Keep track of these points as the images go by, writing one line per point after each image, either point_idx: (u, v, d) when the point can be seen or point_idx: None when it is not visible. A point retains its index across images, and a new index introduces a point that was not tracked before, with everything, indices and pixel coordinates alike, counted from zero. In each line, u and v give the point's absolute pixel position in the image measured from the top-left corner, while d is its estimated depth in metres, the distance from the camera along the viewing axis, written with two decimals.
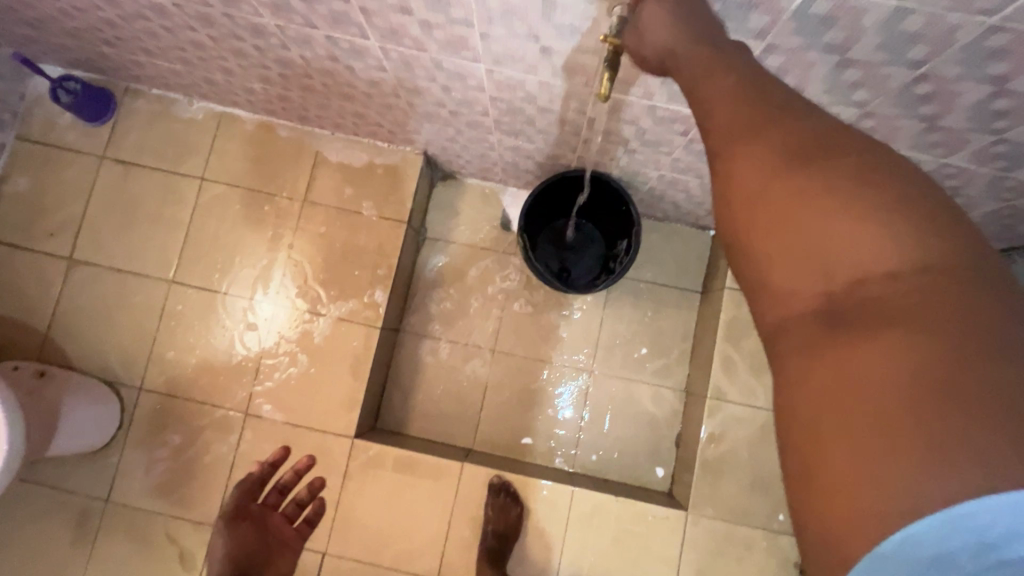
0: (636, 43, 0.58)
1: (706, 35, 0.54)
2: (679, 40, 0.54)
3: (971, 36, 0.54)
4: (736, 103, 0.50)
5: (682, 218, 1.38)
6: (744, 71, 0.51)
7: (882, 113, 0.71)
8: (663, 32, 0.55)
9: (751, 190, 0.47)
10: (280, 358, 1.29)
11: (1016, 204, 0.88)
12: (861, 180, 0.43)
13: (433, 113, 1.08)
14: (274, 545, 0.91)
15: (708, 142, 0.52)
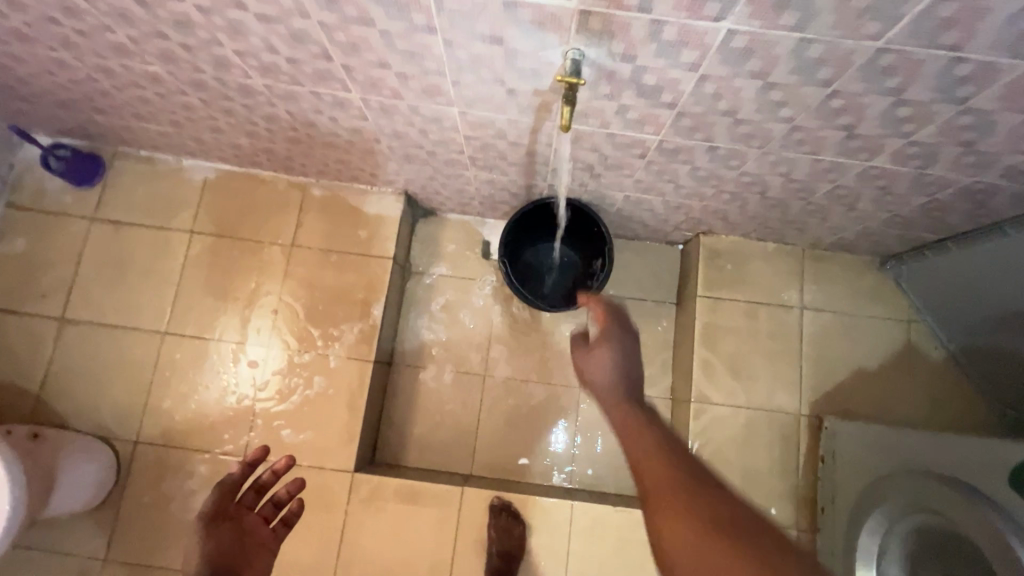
0: (584, 376, 0.74)
1: (638, 400, 0.68)
2: (615, 391, 0.70)
3: (865, 58, 0.65)
4: (662, 465, 0.57)
5: (651, 235, 1.48)
6: (665, 433, 0.61)
7: (808, 126, 0.81)
8: (603, 380, 0.71)
9: (681, 542, 0.50)
10: (275, 399, 1.32)
11: (939, 197, 1.00)
12: (770, 545, 0.47)
13: (412, 154, 1.16)
14: (250, 546, 0.79)
15: (640, 484, 0.57)
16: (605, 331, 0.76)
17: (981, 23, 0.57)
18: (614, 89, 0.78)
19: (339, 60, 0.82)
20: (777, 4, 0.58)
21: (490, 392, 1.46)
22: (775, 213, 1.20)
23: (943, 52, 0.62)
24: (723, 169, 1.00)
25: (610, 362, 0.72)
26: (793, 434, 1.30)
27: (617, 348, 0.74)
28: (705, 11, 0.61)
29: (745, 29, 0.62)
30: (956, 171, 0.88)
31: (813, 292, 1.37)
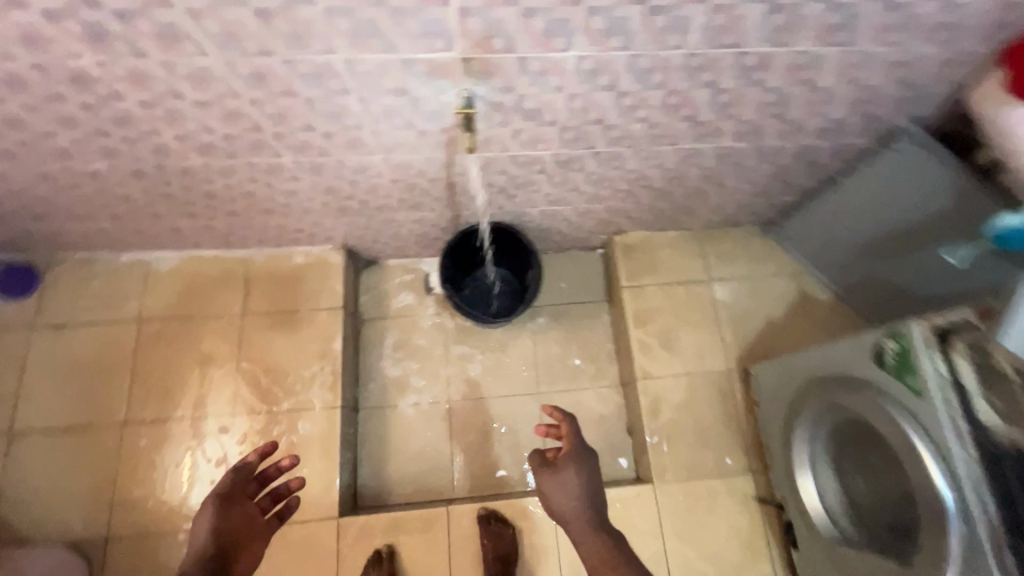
0: (550, 491, 1.01)
1: (594, 512, 0.97)
2: (578, 509, 0.98)
3: (680, 62, 0.86)
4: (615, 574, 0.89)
5: (572, 244, 1.66)
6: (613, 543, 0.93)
7: (661, 122, 1.03)
8: (568, 500, 0.99)
9: None
10: None
11: (781, 163, 1.24)
12: None
13: (346, 207, 1.29)
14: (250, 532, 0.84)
15: None
16: (564, 440, 1.05)
17: (746, 25, 0.80)
18: (504, 116, 0.96)
19: (269, 130, 0.96)
20: (605, 32, 0.78)
21: (458, 415, 1.55)
22: (666, 203, 1.42)
23: (731, 49, 0.85)
24: (611, 170, 1.20)
25: (571, 488, 0.99)
26: (728, 388, 1.47)
27: (579, 479, 1.00)
28: (555, 44, 0.80)
29: (588, 53, 0.82)
30: (782, 138, 1.13)
31: (716, 265, 1.59)
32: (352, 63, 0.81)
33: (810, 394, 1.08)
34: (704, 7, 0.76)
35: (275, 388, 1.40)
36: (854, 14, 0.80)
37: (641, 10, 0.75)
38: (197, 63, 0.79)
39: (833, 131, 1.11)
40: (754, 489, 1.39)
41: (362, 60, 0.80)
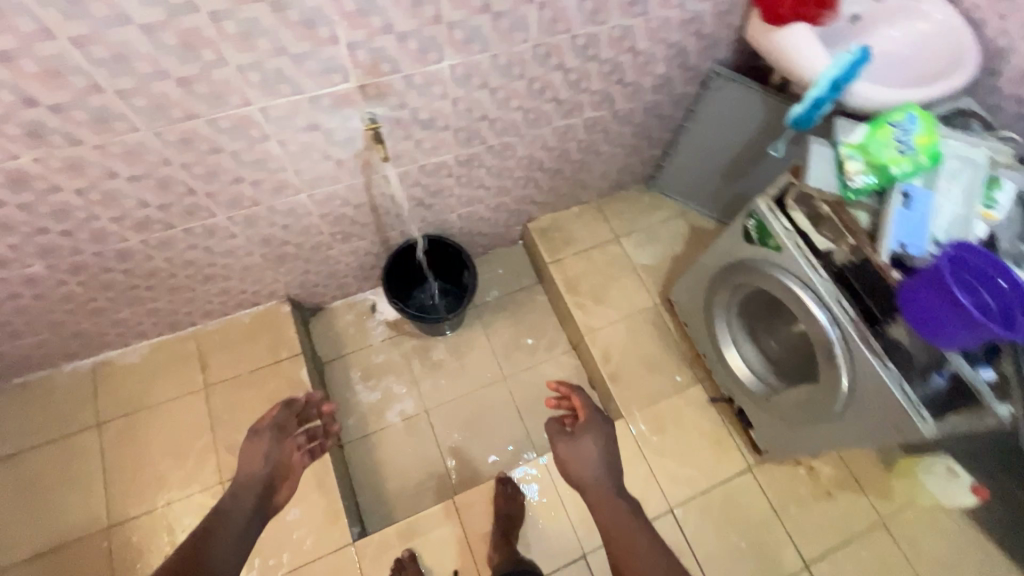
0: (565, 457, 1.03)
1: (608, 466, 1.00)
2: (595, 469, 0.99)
3: (530, 54, 1.09)
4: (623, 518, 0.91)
5: (495, 242, 1.85)
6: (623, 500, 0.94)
7: (533, 107, 1.26)
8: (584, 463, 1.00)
9: None
10: None
11: (636, 123, 1.52)
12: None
13: (284, 254, 1.40)
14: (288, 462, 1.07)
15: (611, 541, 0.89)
16: (580, 412, 1.08)
17: (568, 13, 1.04)
18: (405, 130, 1.15)
19: (201, 190, 1.08)
20: (465, 40, 0.99)
21: (440, 420, 1.66)
22: (560, 181, 1.65)
23: (564, 35, 1.09)
24: (507, 161, 1.42)
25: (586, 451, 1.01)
26: (659, 321, 1.70)
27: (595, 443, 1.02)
28: (430, 58, 1.00)
29: (458, 61, 1.03)
30: (629, 100, 1.40)
31: (619, 224, 1.84)
32: (267, 110, 0.96)
33: (715, 287, 1.31)
34: (533, 6, 0.99)
35: (268, 413, 1.13)
36: None
37: (487, 17, 0.97)
38: (130, 139, 0.91)
39: (665, 86, 1.40)
40: (705, 393, 1.61)
41: (275, 105, 0.96)
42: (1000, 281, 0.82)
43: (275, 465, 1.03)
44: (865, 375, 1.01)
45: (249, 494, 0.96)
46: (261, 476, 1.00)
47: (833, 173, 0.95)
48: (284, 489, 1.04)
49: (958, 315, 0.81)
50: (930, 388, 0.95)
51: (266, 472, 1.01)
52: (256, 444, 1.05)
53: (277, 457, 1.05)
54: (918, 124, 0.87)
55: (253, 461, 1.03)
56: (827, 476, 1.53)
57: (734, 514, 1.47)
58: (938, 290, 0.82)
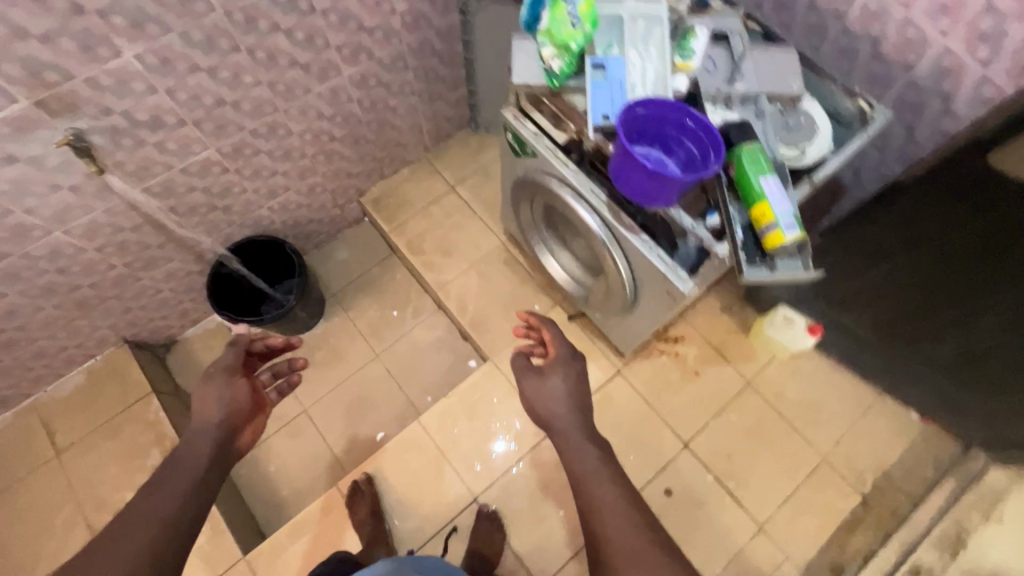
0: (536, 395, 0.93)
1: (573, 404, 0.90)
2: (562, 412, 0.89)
3: (226, 21, 1.03)
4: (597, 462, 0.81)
5: (336, 225, 1.80)
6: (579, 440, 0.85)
7: (274, 78, 1.20)
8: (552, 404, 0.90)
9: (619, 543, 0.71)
10: None
11: (415, 67, 1.47)
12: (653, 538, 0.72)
13: (84, 297, 1.34)
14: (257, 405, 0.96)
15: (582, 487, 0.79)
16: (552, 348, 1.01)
17: None
18: (131, 137, 1.08)
19: None
20: (133, 25, 0.93)
21: (322, 415, 1.65)
22: (368, 146, 1.61)
23: None
24: (285, 140, 1.36)
25: (558, 392, 0.92)
26: (508, 257, 1.70)
27: (565, 385, 0.93)
28: (103, 53, 0.93)
29: (139, 50, 0.96)
30: (389, 46, 1.35)
31: (452, 174, 1.81)
32: None
33: (517, 209, 1.31)
34: None
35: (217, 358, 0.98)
36: None
37: None
38: None
39: (419, 22, 1.36)
40: (565, 313, 1.63)
41: None
42: (685, 121, 0.84)
43: (230, 408, 0.89)
44: (633, 255, 1.02)
45: (207, 433, 0.85)
46: (214, 423, 0.86)
47: (536, 63, 0.95)
48: (248, 429, 0.92)
49: (643, 172, 0.84)
50: (690, 247, 0.98)
51: (222, 416, 0.88)
52: (207, 389, 0.90)
53: (232, 400, 0.90)
54: None
55: (204, 407, 0.88)
56: (693, 357, 1.57)
57: (611, 416, 1.51)
58: (620, 156, 0.86)
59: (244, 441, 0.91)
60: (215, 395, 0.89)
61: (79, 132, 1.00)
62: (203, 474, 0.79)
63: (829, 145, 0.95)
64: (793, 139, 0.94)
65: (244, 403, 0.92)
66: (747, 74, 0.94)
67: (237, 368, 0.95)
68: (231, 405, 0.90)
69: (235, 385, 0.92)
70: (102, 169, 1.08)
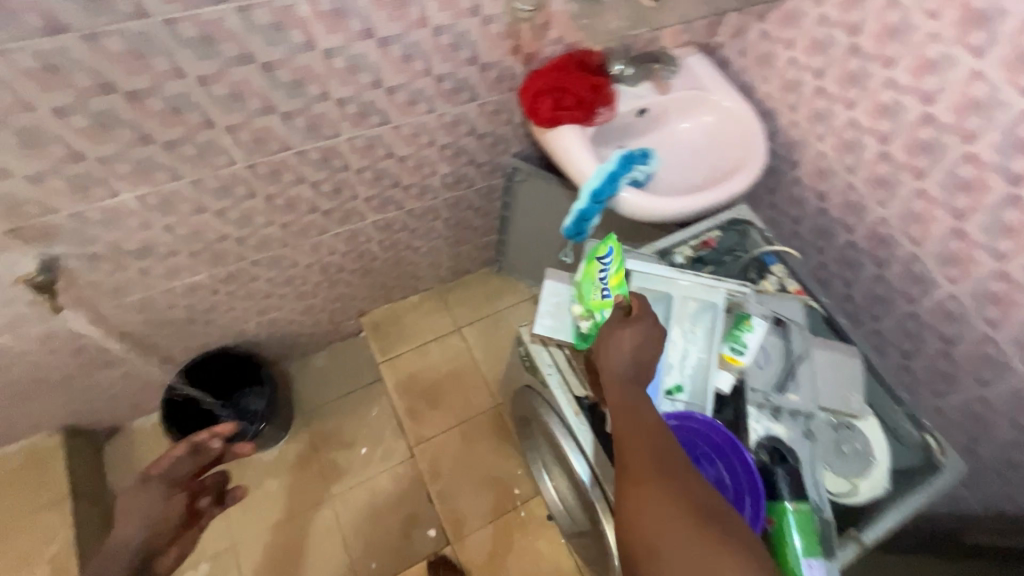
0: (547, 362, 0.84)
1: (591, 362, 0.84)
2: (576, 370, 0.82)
3: (248, 173, 0.94)
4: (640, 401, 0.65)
5: (328, 338, 1.67)
6: None
7: (289, 220, 1.10)
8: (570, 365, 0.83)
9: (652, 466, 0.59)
10: None
11: (445, 216, 1.38)
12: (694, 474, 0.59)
13: (21, 391, 1.20)
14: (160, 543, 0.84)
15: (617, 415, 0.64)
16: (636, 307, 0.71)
17: (277, 133, 0.90)
18: (113, 262, 0.97)
19: None
20: (140, 172, 0.84)
21: (252, 555, 1.45)
22: (380, 276, 1.50)
23: (287, 151, 0.94)
24: (289, 270, 1.26)
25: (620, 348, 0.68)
26: (499, 424, 1.55)
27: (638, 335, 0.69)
28: (98, 193, 0.84)
29: (141, 192, 0.87)
30: (424, 200, 1.27)
31: (461, 312, 1.69)
32: None
33: (513, 407, 1.17)
34: (219, 131, 0.84)
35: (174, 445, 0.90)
36: (369, 102, 0.93)
37: (156, 147, 0.81)
38: None
39: (461, 181, 1.27)
40: (546, 510, 1.44)
41: None
42: (745, 463, 0.70)
43: (154, 529, 0.83)
44: None
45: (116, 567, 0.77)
46: (133, 543, 0.80)
47: (568, 317, 0.83)
48: (172, 548, 0.85)
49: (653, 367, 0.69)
50: None
51: (141, 537, 0.81)
52: (137, 498, 0.84)
53: (159, 516, 0.84)
54: (614, 261, 0.76)
55: (126, 521, 0.82)
56: None
57: None
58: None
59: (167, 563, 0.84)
60: (142, 507, 0.83)
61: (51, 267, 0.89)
62: None
63: (888, 482, 0.79)
64: (844, 469, 0.79)
65: (171, 522, 0.86)
66: (801, 381, 0.81)
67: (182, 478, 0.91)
68: (158, 522, 0.84)
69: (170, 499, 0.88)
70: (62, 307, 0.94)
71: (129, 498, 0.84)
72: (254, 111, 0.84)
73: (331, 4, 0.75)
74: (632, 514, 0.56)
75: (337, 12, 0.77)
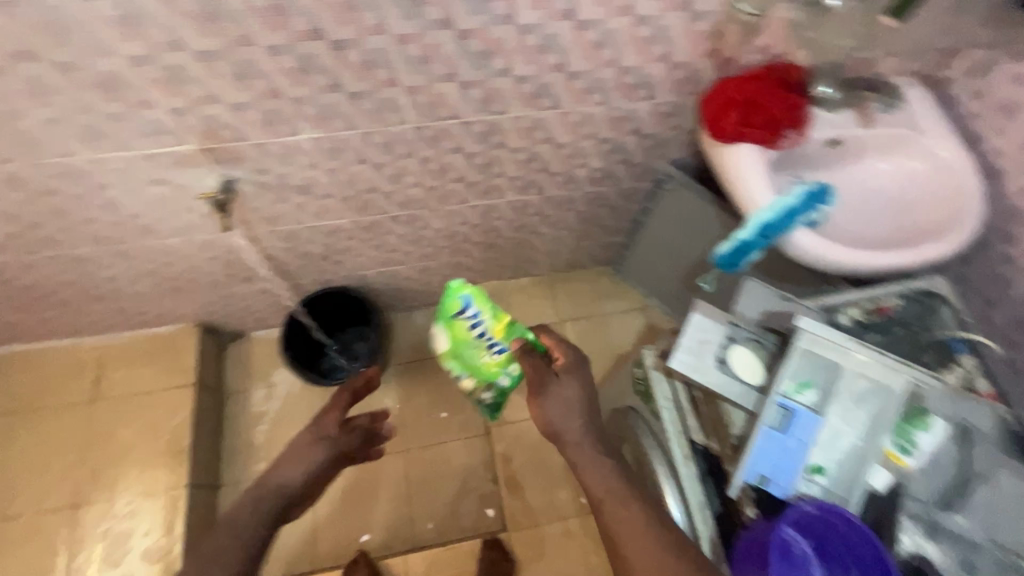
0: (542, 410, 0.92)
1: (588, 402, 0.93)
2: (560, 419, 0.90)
3: (413, 134, 0.95)
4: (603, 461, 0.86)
5: (434, 298, 1.72)
6: None
7: (434, 185, 1.12)
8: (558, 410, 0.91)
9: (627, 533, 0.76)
10: (93, 549, 1.34)
11: (579, 209, 1.33)
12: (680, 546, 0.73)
13: (177, 286, 1.34)
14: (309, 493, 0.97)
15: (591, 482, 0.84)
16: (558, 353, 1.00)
17: (450, 100, 0.89)
18: (277, 194, 1.04)
19: (53, 225, 1.02)
20: (321, 117, 0.87)
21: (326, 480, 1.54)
22: (498, 253, 1.50)
23: (453, 120, 0.94)
24: (420, 231, 1.29)
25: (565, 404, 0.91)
26: (581, 428, 1.51)
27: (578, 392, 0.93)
28: (282, 130, 0.88)
29: (316, 135, 0.91)
30: (565, 189, 1.23)
31: (566, 306, 1.66)
32: (97, 162, 0.88)
33: (613, 423, 1.12)
34: (400, 90, 0.85)
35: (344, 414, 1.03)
36: (545, 84, 0.90)
37: (342, 96, 0.84)
38: None
39: (607, 178, 1.21)
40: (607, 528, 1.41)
41: (105, 158, 0.88)
42: None
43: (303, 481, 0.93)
44: None
45: (268, 504, 0.88)
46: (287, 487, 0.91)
47: (710, 357, 0.76)
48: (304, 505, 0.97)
49: None
50: None
51: (295, 485, 0.92)
52: (308, 451, 0.96)
53: (313, 474, 0.95)
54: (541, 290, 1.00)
55: (295, 463, 0.94)
56: None
57: None
58: (759, 538, 0.65)
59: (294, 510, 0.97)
60: (309, 462, 0.95)
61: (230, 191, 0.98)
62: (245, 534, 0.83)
63: None
64: None
65: (319, 483, 0.97)
66: (976, 507, 0.66)
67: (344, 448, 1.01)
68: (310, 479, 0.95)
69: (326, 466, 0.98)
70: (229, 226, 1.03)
71: (309, 452, 0.96)
72: (437, 77, 0.84)
73: None
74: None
75: None
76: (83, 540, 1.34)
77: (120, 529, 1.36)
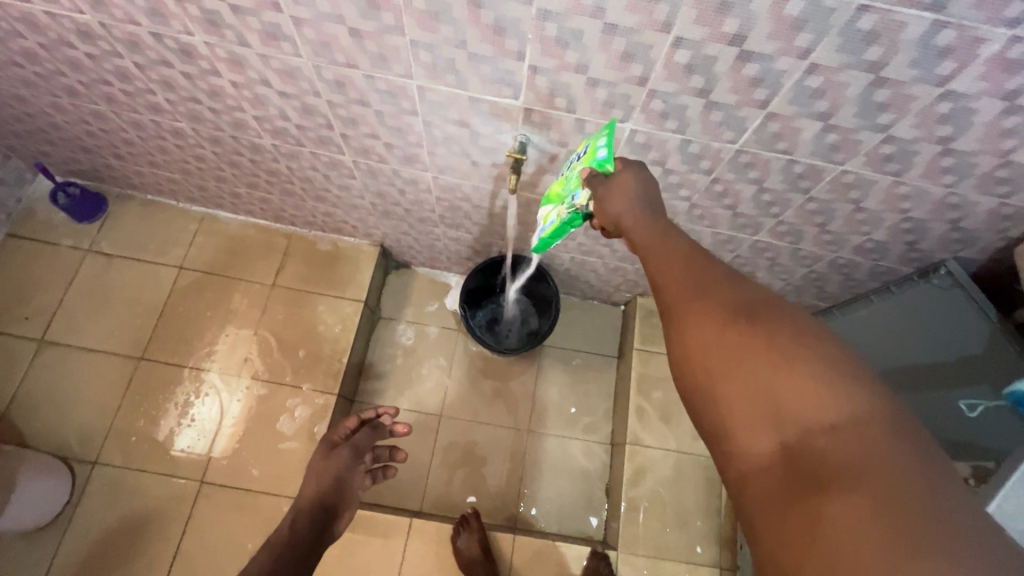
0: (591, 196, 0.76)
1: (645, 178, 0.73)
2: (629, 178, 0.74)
3: (731, 156, 0.89)
4: (647, 219, 0.68)
5: (597, 295, 1.68)
6: None
7: (703, 205, 1.06)
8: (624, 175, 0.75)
9: (685, 287, 0.60)
10: (245, 413, 1.43)
11: (816, 268, 1.23)
12: (754, 305, 0.56)
13: (390, 211, 1.36)
14: (342, 496, 1.05)
15: (639, 246, 0.67)
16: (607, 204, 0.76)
17: (800, 136, 0.82)
18: (553, 166, 1.01)
19: (339, 129, 1.04)
20: (661, 114, 0.82)
21: (448, 431, 1.59)
22: None
23: (783, 155, 0.87)
24: None
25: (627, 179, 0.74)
26: (712, 479, 1.47)
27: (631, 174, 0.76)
28: (614, 114, 0.84)
29: (643, 129, 0.86)
30: (820, 247, 1.13)
31: None
32: (426, 90, 0.87)
33: None
34: (760, 114, 0.78)
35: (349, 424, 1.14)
36: (910, 150, 0.80)
37: (700, 102, 0.79)
38: (291, 62, 0.87)
39: (873, 252, 1.11)
40: None
41: (436, 90, 0.87)
42: None
43: (327, 485, 1.04)
44: None
45: (309, 516, 1.00)
46: (317, 495, 1.03)
47: None
48: (344, 518, 1.06)
49: None
50: None
51: (327, 491, 1.03)
52: (330, 460, 1.07)
53: (337, 478, 1.05)
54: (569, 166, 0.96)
55: (323, 475, 1.05)
56: None
57: None
58: None
59: (339, 526, 1.06)
60: (333, 467, 1.06)
61: (523, 158, 0.95)
62: (303, 561, 0.93)
63: None
64: None
65: (350, 487, 1.07)
66: None
67: (362, 449, 1.10)
68: (342, 484, 1.05)
69: (353, 469, 1.08)
70: (510, 190, 1.01)
71: (324, 464, 1.07)
72: (811, 112, 0.77)
73: (1019, 55, 0.62)
74: (685, 351, 0.57)
75: (1014, 64, 0.63)
76: (243, 408, 1.43)
77: (287, 408, 1.44)
